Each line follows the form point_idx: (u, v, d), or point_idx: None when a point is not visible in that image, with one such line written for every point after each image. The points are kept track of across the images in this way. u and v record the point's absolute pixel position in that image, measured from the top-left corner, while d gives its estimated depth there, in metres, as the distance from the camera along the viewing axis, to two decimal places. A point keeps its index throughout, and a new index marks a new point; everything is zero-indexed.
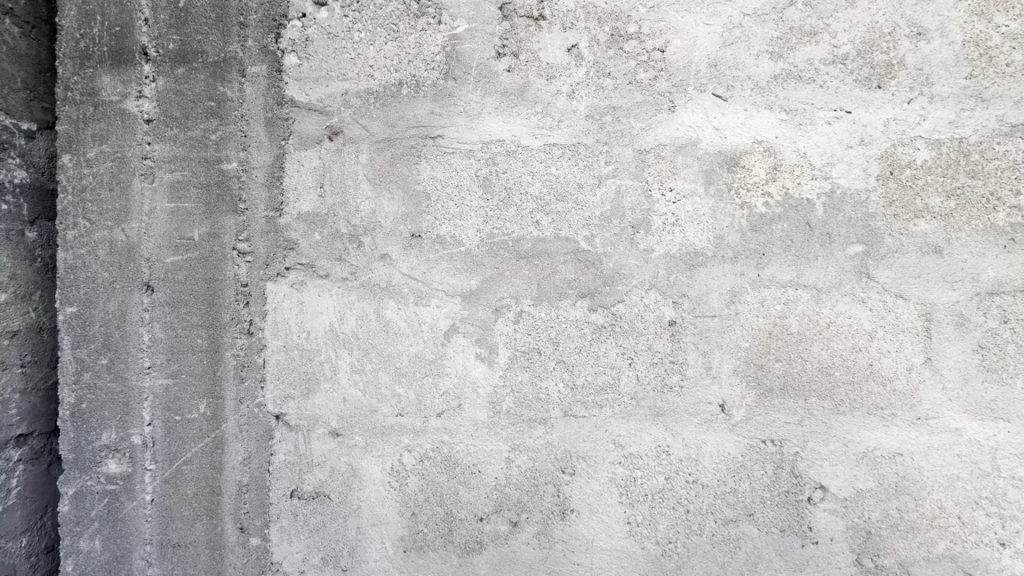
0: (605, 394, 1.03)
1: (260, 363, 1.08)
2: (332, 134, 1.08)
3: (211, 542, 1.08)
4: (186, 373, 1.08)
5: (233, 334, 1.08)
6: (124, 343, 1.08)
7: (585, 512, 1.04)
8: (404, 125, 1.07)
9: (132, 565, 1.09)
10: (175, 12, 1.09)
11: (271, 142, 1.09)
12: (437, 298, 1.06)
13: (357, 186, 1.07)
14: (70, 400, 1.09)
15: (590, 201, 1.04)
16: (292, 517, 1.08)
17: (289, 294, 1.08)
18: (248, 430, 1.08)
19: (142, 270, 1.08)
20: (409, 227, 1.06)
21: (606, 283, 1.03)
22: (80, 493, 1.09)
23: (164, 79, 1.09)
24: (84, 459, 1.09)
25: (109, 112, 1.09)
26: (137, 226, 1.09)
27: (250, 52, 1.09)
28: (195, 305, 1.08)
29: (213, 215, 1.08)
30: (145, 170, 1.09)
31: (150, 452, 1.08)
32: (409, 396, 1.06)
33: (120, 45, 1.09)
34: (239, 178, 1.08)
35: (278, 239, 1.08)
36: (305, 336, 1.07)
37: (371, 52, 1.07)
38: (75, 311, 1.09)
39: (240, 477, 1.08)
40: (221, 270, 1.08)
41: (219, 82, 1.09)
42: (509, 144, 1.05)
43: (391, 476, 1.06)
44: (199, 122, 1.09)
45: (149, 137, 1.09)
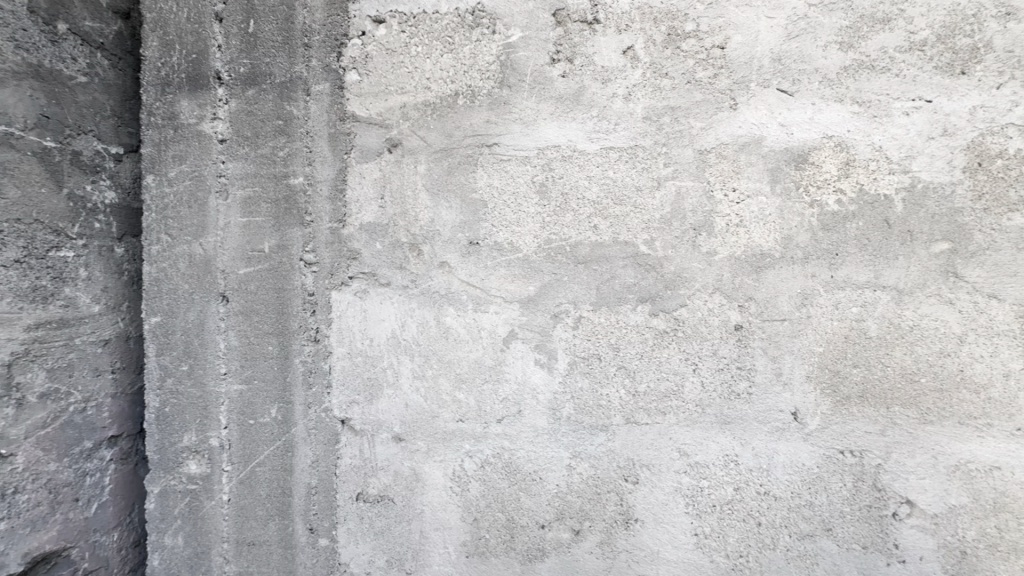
0: (668, 401, 1.01)
1: (326, 369, 1.12)
2: (391, 146, 1.11)
3: (283, 542, 1.12)
4: (259, 379, 1.13)
5: (301, 341, 1.12)
6: (202, 351, 1.15)
7: (650, 522, 1.01)
8: (461, 134, 1.09)
9: (212, 561, 1.14)
10: (245, 37, 1.15)
11: (334, 157, 1.13)
12: (495, 305, 1.06)
13: (416, 196, 1.10)
14: (155, 404, 1.16)
15: (649, 204, 1.02)
16: (358, 520, 1.11)
17: (353, 303, 1.11)
18: (316, 434, 1.12)
19: (219, 281, 1.15)
20: (467, 235, 1.08)
21: (668, 287, 1.01)
22: (164, 491, 1.16)
23: (236, 100, 1.16)
24: (168, 459, 1.16)
25: (187, 134, 1.17)
26: (213, 240, 1.15)
27: (315, 72, 1.14)
28: (267, 314, 1.13)
29: (282, 228, 1.14)
30: (220, 187, 1.15)
31: (226, 454, 1.14)
32: (469, 402, 1.07)
33: (196, 71, 1.17)
34: (306, 192, 1.13)
35: (342, 250, 1.12)
36: (368, 343, 1.11)
37: (428, 65, 1.10)
38: (158, 320, 1.17)
39: (309, 479, 1.12)
40: (290, 280, 1.13)
41: (286, 101, 1.14)
42: (565, 149, 1.05)
43: (453, 481, 1.08)
44: (268, 140, 1.15)
45: (223, 156, 1.16)
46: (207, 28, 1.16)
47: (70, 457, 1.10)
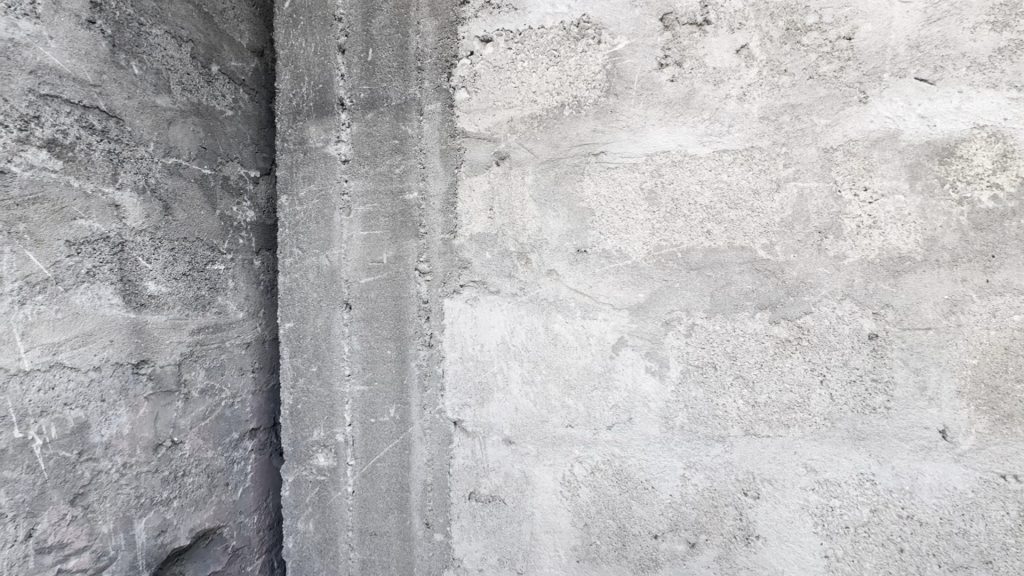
0: (792, 413, 0.96)
1: (440, 373, 1.18)
2: (500, 159, 1.15)
3: (402, 534, 1.20)
4: (379, 381, 1.21)
5: (416, 346, 1.19)
6: (329, 354, 1.26)
7: (774, 540, 0.97)
8: (568, 144, 1.10)
9: (338, 547, 1.25)
10: (365, 65, 1.25)
11: (445, 171, 1.19)
12: (604, 312, 1.07)
13: (524, 206, 1.13)
14: (289, 401, 1.29)
15: (768, 207, 0.98)
16: (470, 518, 1.16)
17: (464, 310, 1.16)
18: (431, 434, 1.18)
19: (343, 290, 1.25)
20: (575, 243, 1.09)
21: (790, 293, 0.96)
22: (297, 481, 1.28)
23: (357, 124, 1.25)
24: (300, 451, 1.28)
25: (315, 157, 1.29)
26: (338, 252, 1.26)
27: (427, 93, 1.21)
28: (385, 320, 1.21)
29: (398, 240, 1.21)
30: (344, 204, 1.26)
31: (351, 449, 1.23)
32: (578, 408, 1.08)
33: (322, 99, 1.28)
34: (420, 206, 1.20)
35: (454, 259, 1.18)
36: (479, 348, 1.15)
37: (534, 79, 1.13)
38: (291, 326, 1.29)
39: (425, 476, 1.18)
40: (406, 289, 1.20)
41: (401, 122, 1.22)
42: (675, 154, 1.04)
43: (563, 486, 1.09)
44: (386, 159, 1.23)
45: (346, 175, 1.26)
46: (332, 60, 1.27)
47: (222, 445, 1.23)
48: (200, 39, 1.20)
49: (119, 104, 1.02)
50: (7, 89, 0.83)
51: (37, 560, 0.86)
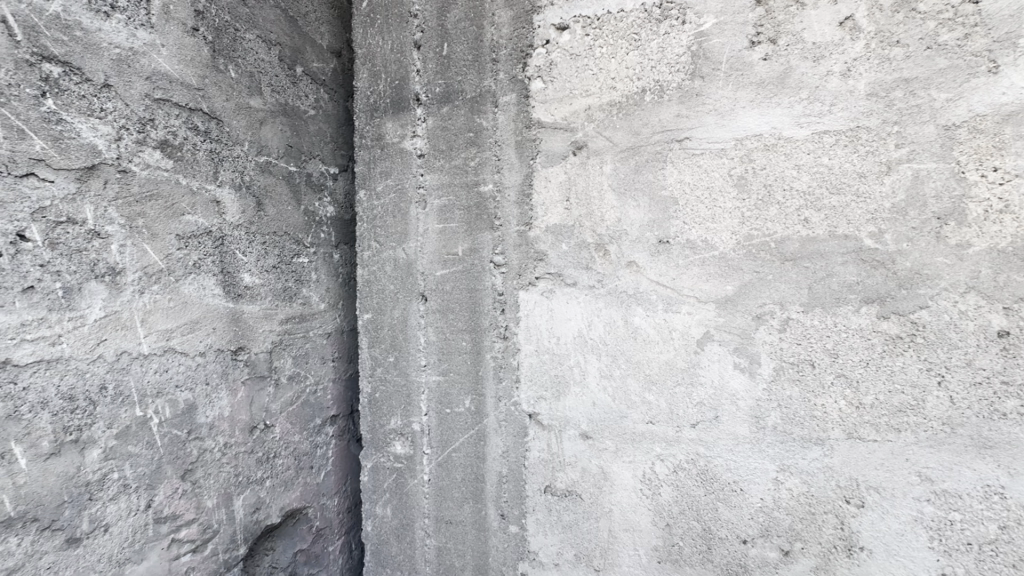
0: (903, 416, 0.88)
1: (515, 365, 1.18)
2: (577, 149, 1.13)
3: (477, 524, 1.21)
4: (455, 372, 1.23)
5: (492, 338, 1.19)
6: (406, 345, 1.29)
7: (880, 553, 0.90)
8: (649, 131, 1.06)
9: (415, 533, 1.28)
10: (440, 60, 1.25)
11: (521, 163, 1.18)
12: (689, 305, 1.02)
13: (602, 196, 1.10)
14: (368, 390, 1.33)
15: (877, 191, 0.90)
16: (546, 512, 1.15)
17: (540, 302, 1.15)
18: (506, 426, 1.18)
19: (419, 282, 1.27)
20: (657, 234, 1.05)
21: (903, 286, 0.88)
22: (376, 467, 1.33)
23: (432, 118, 1.27)
24: (377, 439, 1.32)
25: (391, 152, 1.32)
26: (414, 245, 1.28)
27: (502, 84, 1.20)
28: (460, 311, 1.22)
29: (473, 233, 1.22)
30: (420, 198, 1.28)
31: (427, 438, 1.26)
32: (660, 404, 1.05)
33: (399, 95, 1.30)
34: (495, 198, 1.20)
35: (529, 251, 1.16)
36: (555, 341, 1.14)
37: (612, 65, 1.09)
38: (369, 317, 1.33)
39: (500, 468, 1.19)
40: (481, 281, 1.21)
41: (476, 115, 1.22)
42: (768, 137, 0.97)
43: (643, 484, 1.07)
44: (461, 152, 1.23)
45: (421, 169, 1.28)
46: (408, 56, 1.29)
47: (308, 430, 1.29)
48: (286, 42, 1.26)
49: (219, 106, 1.08)
50: (127, 94, 0.90)
51: (155, 529, 0.93)
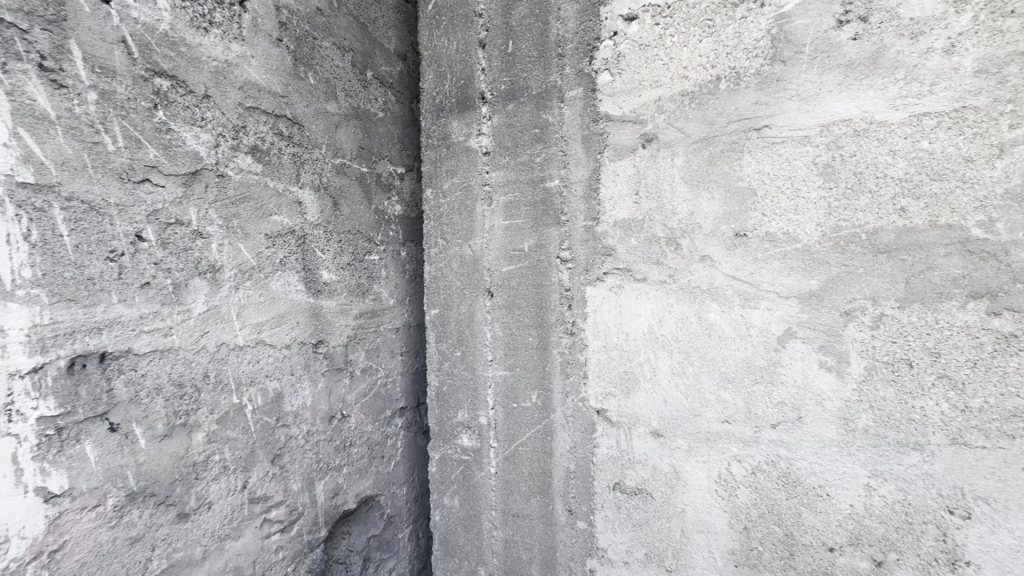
0: (1018, 422, 0.80)
1: (582, 361, 1.17)
2: (646, 141, 1.10)
3: (544, 518, 1.22)
4: (521, 367, 1.24)
5: (558, 334, 1.20)
6: (472, 339, 1.31)
7: (989, 569, 0.83)
8: (725, 120, 1.01)
9: (483, 524, 1.31)
10: (505, 57, 1.26)
11: (588, 158, 1.17)
12: (768, 300, 0.98)
13: (674, 189, 1.07)
14: (435, 383, 1.37)
15: (986, 176, 0.81)
16: (615, 509, 1.15)
17: (608, 298, 1.14)
18: (573, 422, 1.18)
19: (485, 279, 1.29)
20: (733, 227, 1.01)
21: (1017, 281, 0.80)
22: (444, 458, 1.36)
23: (498, 116, 1.28)
24: (445, 431, 1.36)
25: (457, 150, 1.34)
26: (480, 242, 1.30)
27: (568, 78, 1.18)
28: (527, 307, 1.23)
29: (539, 229, 1.22)
30: (486, 195, 1.29)
31: (494, 432, 1.28)
32: (737, 403, 1.02)
33: (464, 94, 1.32)
34: (561, 194, 1.19)
35: (597, 246, 1.15)
36: (624, 337, 1.13)
37: (684, 54, 1.05)
38: (437, 312, 1.37)
39: (567, 464, 1.19)
40: (547, 277, 1.21)
41: (542, 111, 1.21)
42: (859, 122, 0.90)
43: (719, 484, 1.04)
44: (526, 148, 1.24)
45: (487, 167, 1.29)
46: (473, 56, 1.30)
47: (380, 421, 1.35)
48: (358, 48, 1.31)
49: (300, 112, 1.13)
50: (223, 103, 0.96)
51: (250, 509, 1.00)
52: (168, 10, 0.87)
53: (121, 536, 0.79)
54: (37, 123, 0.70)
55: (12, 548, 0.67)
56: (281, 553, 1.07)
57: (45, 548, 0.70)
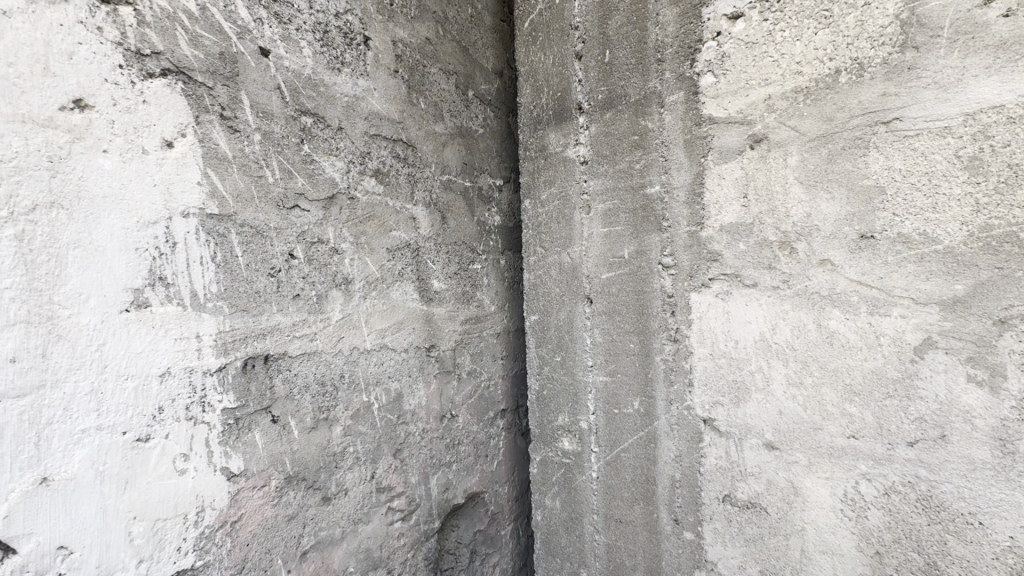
0: None
1: (687, 368, 1.15)
2: (755, 142, 1.06)
3: (649, 526, 1.22)
4: (622, 373, 1.25)
5: (661, 341, 1.19)
6: (572, 345, 1.34)
7: None
8: (846, 115, 0.95)
9: (585, 527, 1.33)
10: (603, 67, 1.27)
11: (691, 162, 1.14)
12: (901, 307, 0.91)
13: (787, 191, 1.02)
14: (536, 386, 1.42)
15: None
16: (726, 522, 1.12)
17: (714, 304, 1.12)
18: (678, 430, 1.17)
19: (584, 285, 1.31)
20: (858, 228, 0.94)
21: None
22: (545, 460, 1.40)
23: (595, 125, 1.29)
24: (546, 434, 1.40)
25: (555, 161, 1.37)
26: (579, 249, 1.32)
27: (668, 83, 1.17)
28: (628, 313, 1.24)
29: (640, 235, 1.22)
30: (584, 204, 1.31)
31: (595, 437, 1.30)
32: (865, 418, 0.95)
33: (561, 106, 1.36)
34: (662, 199, 1.18)
35: (702, 252, 1.13)
36: (733, 345, 1.09)
37: (797, 49, 1.00)
38: (536, 318, 1.41)
39: (672, 472, 1.18)
40: (648, 283, 1.20)
41: (641, 117, 1.21)
42: (1014, 108, 0.80)
43: (844, 503, 0.98)
44: (625, 156, 1.24)
45: (585, 176, 1.31)
46: (569, 68, 1.34)
47: (483, 421, 1.42)
48: (461, 70, 1.39)
49: (414, 135, 1.24)
50: (353, 133, 1.08)
51: (378, 497, 1.11)
52: (310, 56, 1.00)
53: (281, 513, 0.92)
54: (220, 163, 0.84)
55: (206, 516, 0.81)
56: (402, 539, 1.17)
57: (228, 518, 0.84)
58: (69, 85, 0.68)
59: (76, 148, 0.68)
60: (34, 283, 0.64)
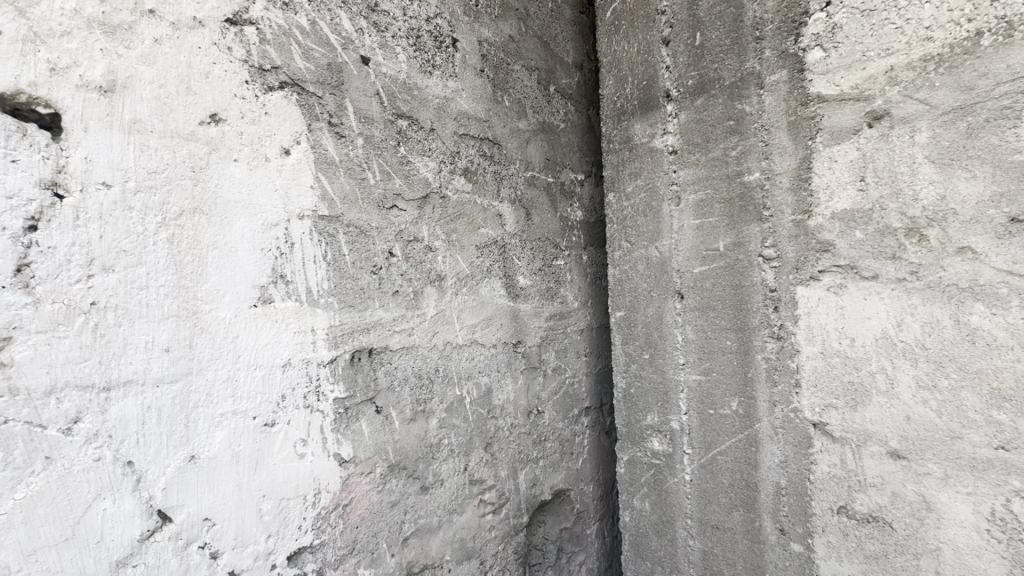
0: None
1: (793, 368, 1.07)
2: (874, 120, 0.96)
3: (750, 534, 1.15)
4: (718, 372, 1.18)
5: (763, 338, 1.11)
6: (662, 342, 1.28)
7: None
8: (990, 82, 0.84)
9: (678, 532, 1.28)
10: (692, 51, 1.19)
11: (796, 145, 1.05)
12: None
13: (914, 172, 0.92)
14: (622, 385, 1.37)
15: None
16: (842, 536, 1.04)
17: (826, 299, 1.03)
18: (783, 434, 1.09)
19: (675, 280, 1.25)
20: (1007, 211, 0.83)
21: None
22: (632, 460, 1.36)
23: (685, 112, 1.21)
24: (634, 433, 1.35)
25: (641, 152, 1.30)
26: (668, 243, 1.26)
27: (768, 62, 1.08)
28: (724, 309, 1.17)
29: (737, 226, 1.14)
30: (674, 195, 1.24)
31: (688, 438, 1.25)
32: (1018, 427, 0.83)
33: (647, 95, 1.28)
34: (763, 187, 1.10)
35: (810, 242, 1.04)
36: (848, 343, 1.00)
37: (927, 11, 0.89)
38: (622, 315, 1.36)
39: (777, 479, 1.11)
40: (747, 277, 1.13)
41: (737, 101, 1.13)
42: None
43: (992, 523, 0.87)
44: (720, 143, 1.16)
45: (674, 166, 1.24)
46: (656, 55, 1.26)
47: (568, 418, 1.41)
48: (543, 66, 1.39)
49: (499, 133, 1.25)
50: (444, 134, 1.11)
51: (471, 489, 1.13)
52: (405, 61, 1.03)
53: (385, 499, 0.96)
54: (329, 167, 0.89)
55: (322, 498, 0.86)
56: (494, 532, 1.19)
57: (341, 501, 0.89)
58: (206, 102, 0.75)
59: (213, 159, 0.75)
60: (182, 281, 0.71)
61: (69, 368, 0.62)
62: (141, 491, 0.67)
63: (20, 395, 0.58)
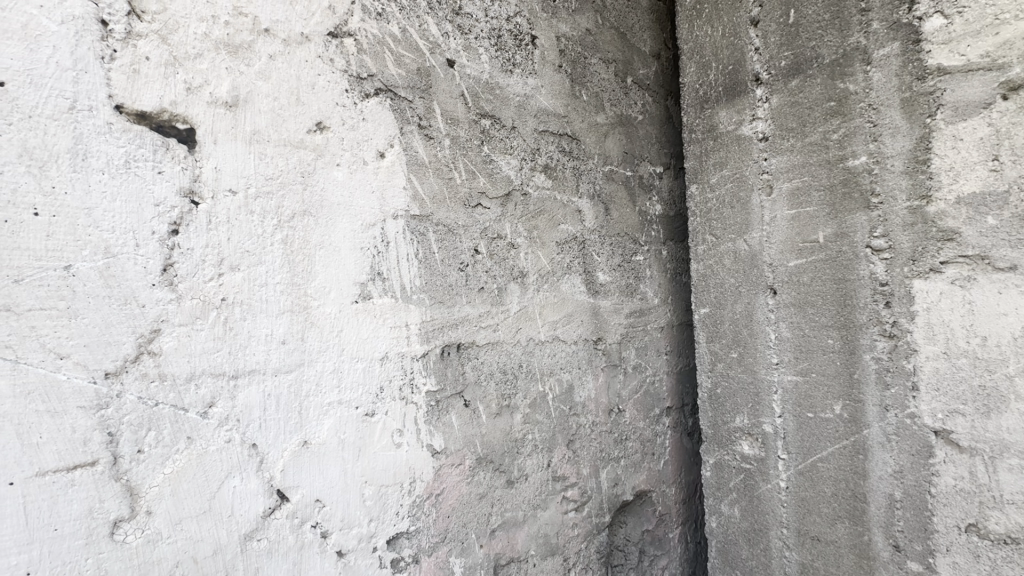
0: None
1: (909, 370, 0.98)
2: (1010, 91, 0.86)
3: (858, 549, 1.07)
4: (818, 373, 1.10)
5: (872, 337, 1.02)
6: (752, 341, 1.20)
7: None
8: None
9: (771, 542, 1.21)
10: (786, 30, 1.11)
11: (911, 124, 0.96)
12: None
13: None
14: (707, 385, 1.30)
15: None
16: (972, 557, 0.94)
17: (950, 293, 0.93)
18: (898, 441, 1.00)
19: (766, 274, 1.17)
20: None
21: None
22: (719, 464, 1.30)
23: (777, 96, 1.13)
24: (720, 436, 1.29)
25: (727, 141, 1.22)
26: (759, 235, 1.18)
27: (877, 35, 0.99)
28: (825, 305, 1.08)
29: (840, 215, 1.05)
30: (765, 183, 1.16)
31: (783, 442, 1.17)
32: None
33: (733, 79, 1.20)
34: (871, 172, 1.01)
35: (929, 231, 0.95)
36: (979, 343, 0.91)
37: None
38: (707, 312, 1.29)
39: (890, 490, 1.02)
40: (853, 270, 1.04)
41: (839, 79, 1.04)
42: None
43: None
44: (818, 126, 1.07)
45: (765, 153, 1.16)
46: (743, 36, 1.17)
47: (650, 418, 1.37)
48: (620, 58, 1.36)
49: (577, 128, 1.24)
50: (524, 132, 1.11)
51: (554, 485, 1.13)
52: (487, 62, 1.05)
53: (473, 491, 0.99)
54: (419, 169, 0.93)
55: (417, 486, 0.90)
56: (577, 529, 1.19)
57: (434, 490, 0.92)
58: (312, 111, 0.80)
59: (318, 164, 0.80)
60: (294, 279, 0.76)
61: (205, 358, 0.69)
62: (263, 471, 0.73)
63: (167, 381, 0.66)
